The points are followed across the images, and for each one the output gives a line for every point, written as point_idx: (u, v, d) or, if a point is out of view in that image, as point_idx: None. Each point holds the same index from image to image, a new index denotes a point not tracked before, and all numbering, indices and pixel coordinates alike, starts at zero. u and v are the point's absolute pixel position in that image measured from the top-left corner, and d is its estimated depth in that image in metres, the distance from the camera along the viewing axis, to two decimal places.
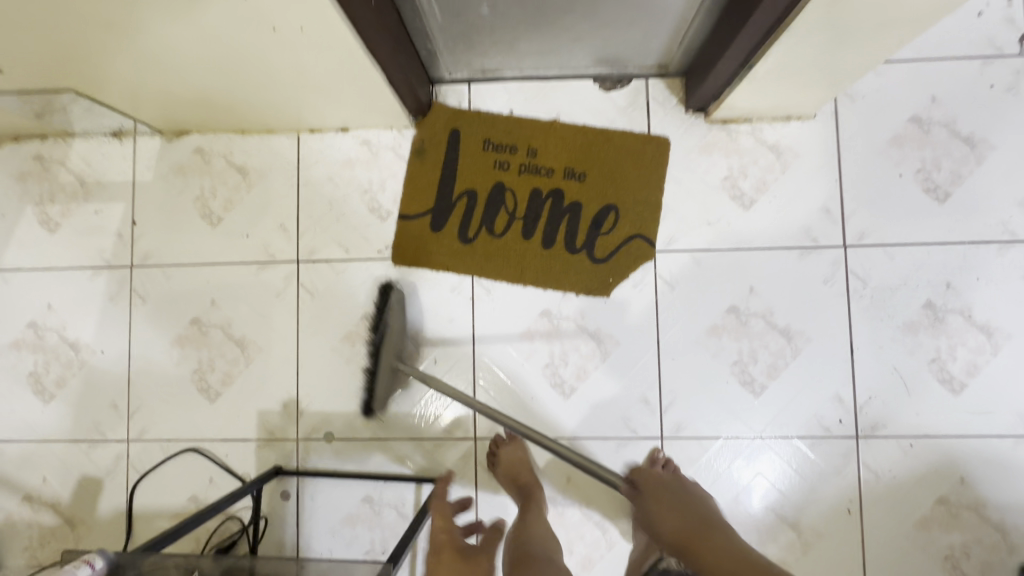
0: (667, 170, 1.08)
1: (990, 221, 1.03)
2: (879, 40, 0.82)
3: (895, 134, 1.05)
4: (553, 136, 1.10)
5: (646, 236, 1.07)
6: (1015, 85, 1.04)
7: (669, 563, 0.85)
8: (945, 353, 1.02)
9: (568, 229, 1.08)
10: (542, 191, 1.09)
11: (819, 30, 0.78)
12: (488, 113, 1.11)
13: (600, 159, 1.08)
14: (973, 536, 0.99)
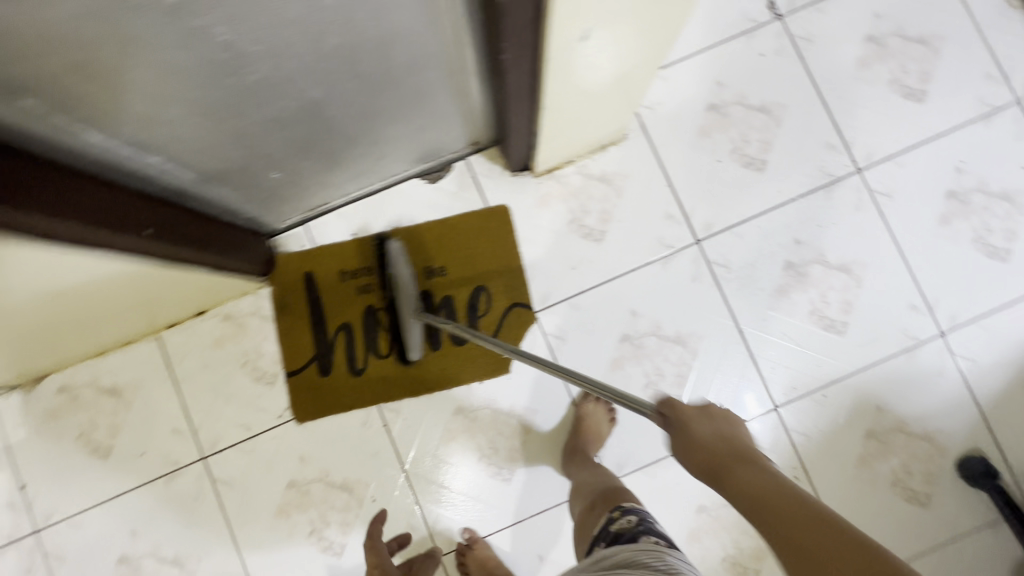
0: (517, 234, 1.11)
1: (808, 171, 1.11)
2: (634, 82, 0.86)
3: (701, 125, 1.12)
4: (402, 245, 1.12)
5: (522, 301, 1.10)
6: (782, 47, 1.13)
7: (624, 523, 0.79)
8: (819, 302, 1.08)
9: (448, 324, 1.10)
10: (411, 298, 1.11)
11: (574, 98, 0.82)
12: (333, 244, 1.12)
13: (453, 248, 1.11)
14: (907, 455, 1.06)
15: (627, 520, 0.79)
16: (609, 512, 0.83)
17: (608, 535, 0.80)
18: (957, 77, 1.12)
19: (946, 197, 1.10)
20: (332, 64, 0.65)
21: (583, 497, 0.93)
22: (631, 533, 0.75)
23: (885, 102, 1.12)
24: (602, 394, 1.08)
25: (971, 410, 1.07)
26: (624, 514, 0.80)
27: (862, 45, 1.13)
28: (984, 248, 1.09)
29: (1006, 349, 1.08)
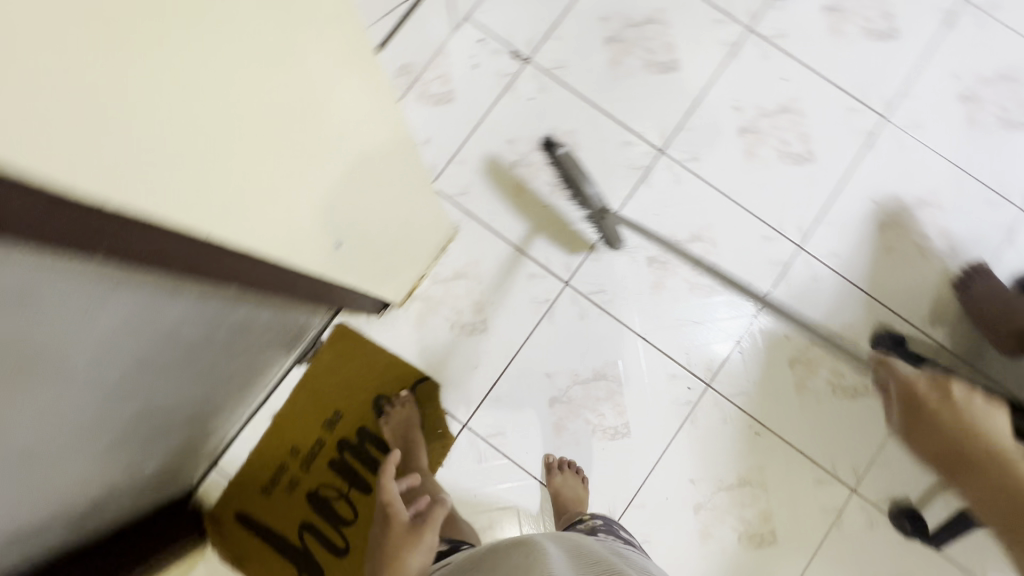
0: (372, 335, 1.14)
1: (622, 174, 1.19)
2: (423, 212, 0.91)
3: (515, 184, 1.19)
4: (299, 415, 1.11)
5: (411, 383, 1.13)
6: (543, 84, 1.22)
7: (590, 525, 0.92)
8: (692, 277, 1.17)
9: (376, 447, 1.10)
10: (335, 456, 1.10)
11: (379, 260, 0.85)
12: (240, 468, 1.10)
13: (333, 388, 1.12)
14: (830, 360, 1.15)
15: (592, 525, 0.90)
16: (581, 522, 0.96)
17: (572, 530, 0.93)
18: (693, 35, 1.24)
19: (740, 135, 1.21)
20: (131, 380, 0.65)
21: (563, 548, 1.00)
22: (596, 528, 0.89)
23: (650, 85, 1.22)
24: (566, 463, 1.08)
25: (857, 295, 1.17)
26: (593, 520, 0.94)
27: (606, 49, 1.23)
28: (791, 159, 1.20)
29: (854, 230, 1.19)
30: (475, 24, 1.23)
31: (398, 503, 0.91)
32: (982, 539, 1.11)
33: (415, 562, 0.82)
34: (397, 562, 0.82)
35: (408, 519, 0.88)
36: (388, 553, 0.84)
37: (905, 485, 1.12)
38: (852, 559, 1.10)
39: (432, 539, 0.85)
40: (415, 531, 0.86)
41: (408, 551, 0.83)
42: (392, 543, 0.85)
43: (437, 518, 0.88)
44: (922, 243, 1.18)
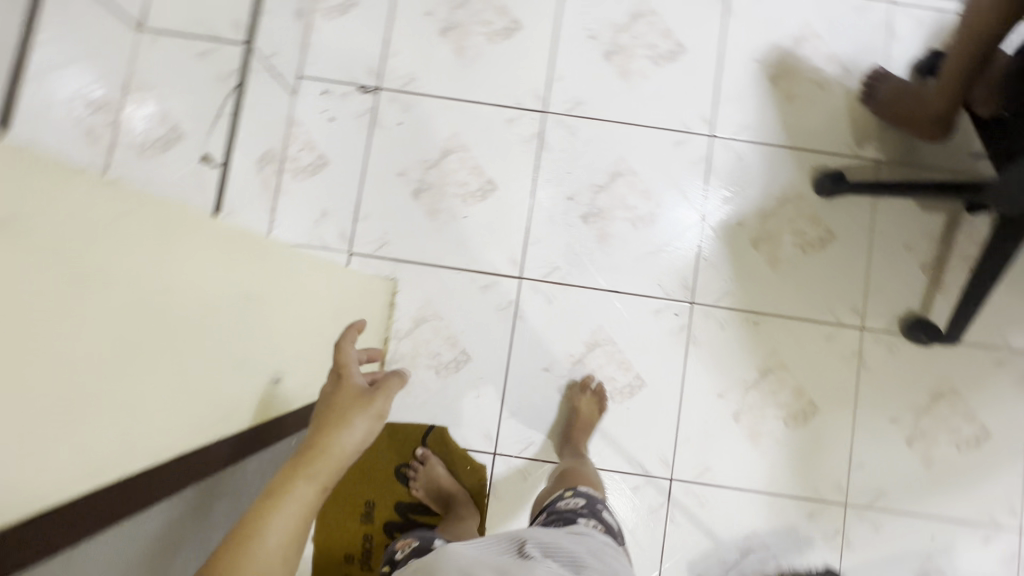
0: None
1: (520, 151, 1.16)
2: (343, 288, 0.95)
3: (425, 210, 1.15)
4: (333, 526, 1.09)
5: (422, 437, 1.11)
6: (404, 103, 1.17)
7: (571, 502, 0.87)
8: (629, 212, 1.16)
9: (421, 511, 1.10)
10: (389, 541, 1.09)
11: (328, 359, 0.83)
12: None
13: (354, 481, 1.10)
14: (786, 224, 1.15)
15: (573, 503, 0.87)
16: (563, 493, 0.93)
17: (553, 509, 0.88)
18: None
19: (608, 60, 1.18)
20: None
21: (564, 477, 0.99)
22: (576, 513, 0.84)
23: (503, 55, 1.18)
24: (596, 387, 1.10)
25: (783, 153, 1.17)
26: (575, 498, 0.88)
27: (444, 41, 1.19)
28: (665, 59, 1.18)
29: (752, 96, 1.18)
30: (310, 79, 1.17)
31: (350, 361, 0.73)
32: (991, 311, 1.15)
33: (360, 423, 0.66)
34: (341, 421, 0.65)
35: (359, 381, 0.71)
36: (332, 410, 0.67)
37: (905, 299, 1.14)
38: (890, 387, 1.13)
39: (381, 407, 0.68)
40: (365, 395, 0.69)
41: (354, 413, 0.66)
42: (336, 400, 0.68)
43: (394, 391, 0.71)
44: (817, 76, 1.18)
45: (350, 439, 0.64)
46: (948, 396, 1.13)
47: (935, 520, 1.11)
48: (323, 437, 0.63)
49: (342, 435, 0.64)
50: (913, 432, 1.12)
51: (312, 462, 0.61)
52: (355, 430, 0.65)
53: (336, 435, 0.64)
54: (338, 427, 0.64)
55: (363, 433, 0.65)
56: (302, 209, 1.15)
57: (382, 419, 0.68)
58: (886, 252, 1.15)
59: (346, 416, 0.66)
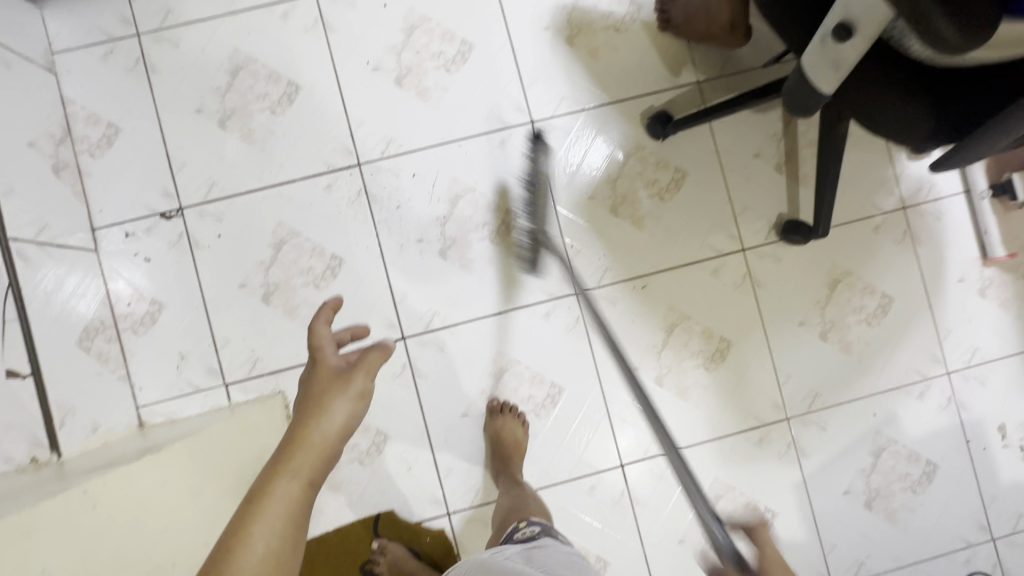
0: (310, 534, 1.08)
1: (351, 213, 1.10)
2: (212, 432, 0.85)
3: (282, 310, 1.09)
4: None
5: (373, 529, 1.08)
6: (214, 212, 1.09)
7: (528, 531, 0.89)
8: (483, 229, 1.11)
9: None
10: None
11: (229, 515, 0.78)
12: None
13: None
14: (637, 178, 1.12)
15: (530, 530, 0.89)
16: (514, 527, 0.92)
17: (508, 543, 0.89)
18: (282, 46, 1.10)
19: (401, 85, 1.11)
20: None
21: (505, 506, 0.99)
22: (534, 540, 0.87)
23: (294, 122, 1.10)
24: (506, 406, 1.08)
25: (607, 111, 1.13)
26: (529, 526, 0.91)
27: (228, 132, 1.09)
28: (457, 62, 1.12)
29: (556, 64, 1.12)
30: (107, 227, 1.07)
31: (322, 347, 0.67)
32: (853, 185, 1.15)
33: (343, 405, 0.60)
34: (319, 408, 0.60)
35: (336, 362, 0.64)
36: (309, 395, 0.61)
37: (773, 206, 1.14)
38: (790, 293, 1.14)
39: (364, 384, 0.62)
40: (341, 375, 0.63)
41: (333, 398, 0.61)
42: (312, 387, 0.61)
43: (375, 365, 0.64)
44: (611, 21, 1.13)
45: (332, 423, 0.59)
46: (844, 280, 1.14)
47: (872, 395, 1.14)
48: (303, 426, 0.58)
49: (321, 421, 0.59)
50: (824, 325, 1.13)
51: (296, 453, 0.56)
52: (335, 415, 0.60)
53: (316, 424, 0.58)
54: (317, 417, 0.59)
55: (346, 416, 0.60)
56: (158, 361, 1.07)
57: (365, 396, 0.62)
58: (739, 168, 1.14)
59: (324, 402, 0.60)
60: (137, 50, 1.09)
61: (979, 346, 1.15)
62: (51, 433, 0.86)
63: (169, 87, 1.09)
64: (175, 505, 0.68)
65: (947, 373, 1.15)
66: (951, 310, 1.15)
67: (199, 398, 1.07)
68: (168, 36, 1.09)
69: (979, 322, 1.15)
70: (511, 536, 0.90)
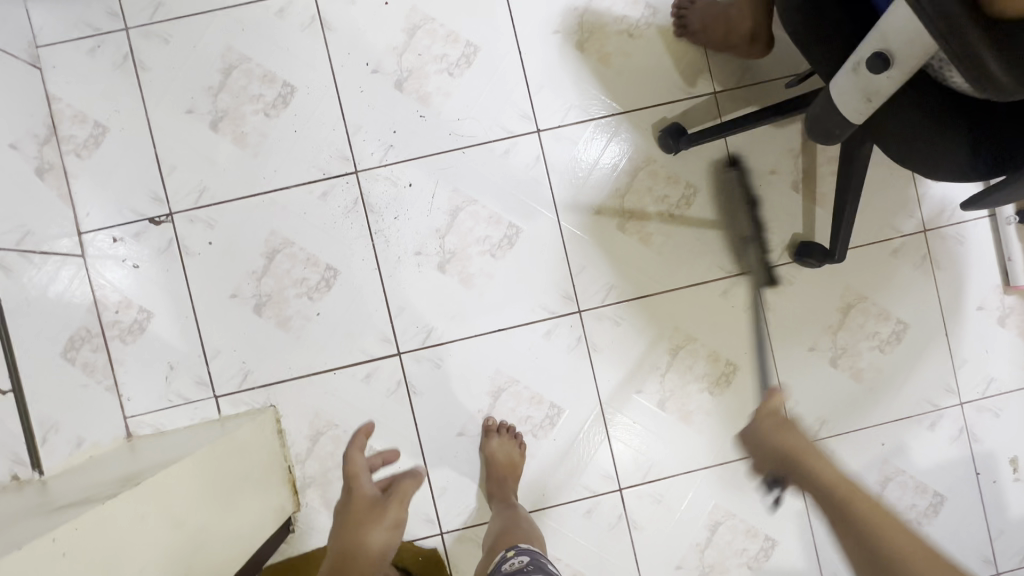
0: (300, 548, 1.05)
1: (347, 223, 1.06)
2: (219, 447, 0.86)
3: (274, 321, 1.05)
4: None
5: None
6: (205, 219, 1.05)
7: (516, 561, 0.83)
8: (484, 242, 1.06)
9: None
10: None
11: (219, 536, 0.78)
12: None
13: None
14: (646, 193, 1.08)
15: (519, 560, 0.83)
16: (505, 552, 0.87)
17: (497, 573, 0.83)
18: (277, 45, 1.05)
19: (401, 89, 1.06)
20: None
21: (495, 530, 0.95)
22: (521, 572, 0.80)
23: (289, 127, 1.05)
24: (503, 426, 1.05)
25: (618, 121, 1.07)
26: (517, 555, 0.85)
27: (220, 135, 1.04)
28: (461, 66, 1.06)
29: (565, 71, 1.07)
30: (94, 231, 1.04)
31: (363, 479, 0.98)
32: (872, 204, 1.10)
33: (378, 536, 0.93)
34: (363, 540, 0.92)
35: (374, 493, 0.97)
36: (355, 523, 0.94)
37: (787, 226, 1.09)
38: (801, 317, 1.09)
39: (395, 517, 0.95)
40: (379, 504, 0.96)
41: (371, 532, 0.93)
42: (355, 523, 0.93)
43: (405, 491, 0.99)
44: (624, 25, 1.07)
45: (370, 551, 0.92)
46: (858, 305, 1.10)
47: (881, 424, 1.10)
48: (350, 553, 0.91)
49: (365, 548, 0.92)
50: (835, 351, 1.09)
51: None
52: (372, 542, 0.92)
53: (361, 549, 0.91)
54: (362, 541, 0.92)
55: (383, 541, 0.93)
56: (147, 371, 1.04)
57: (395, 526, 0.95)
58: (754, 184, 1.09)
59: (366, 533, 0.93)
60: (126, 46, 1.04)
61: (995, 377, 1.11)
62: (32, 450, 0.84)
63: (159, 85, 1.04)
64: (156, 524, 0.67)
65: (960, 404, 1.11)
66: (968, 339, 1.10)
67: (188, 410, 1.05)
68: (158, 32, 1.04)
69: (996, 352, 1.11)
70: (500, 569, 0.84)
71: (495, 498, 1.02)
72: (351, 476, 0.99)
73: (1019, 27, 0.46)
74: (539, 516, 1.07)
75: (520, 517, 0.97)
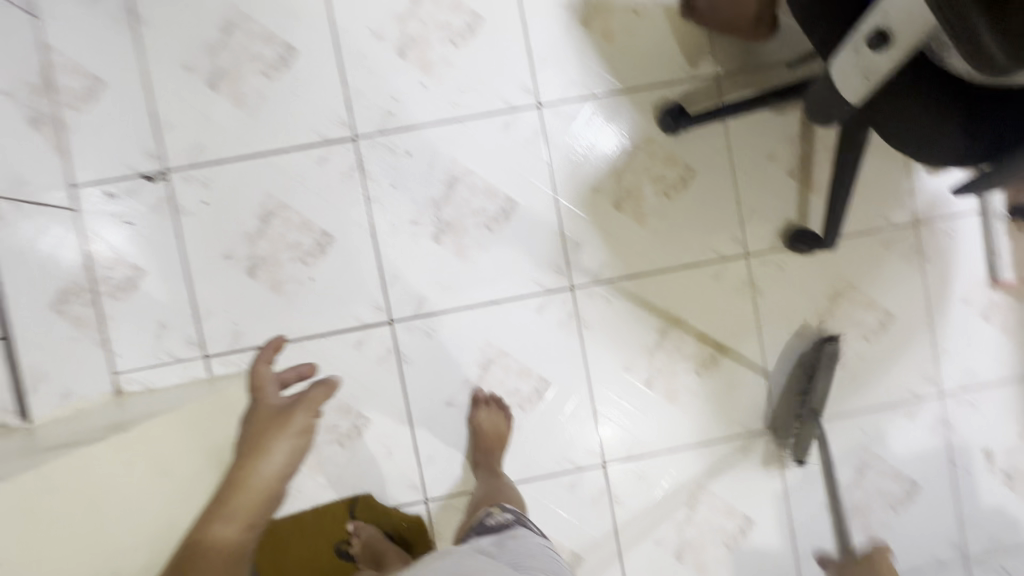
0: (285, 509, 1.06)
1: (343, 188, 1.05)
2: (211, 402, 0.86)
3: (267, 284, 1.05)
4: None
5: (356, 503, 1.07)
6: (201, 178, 1.04)
7: (497, 517, 0.87)
8: (480, 214, 1.06)
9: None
10: None
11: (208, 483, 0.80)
12: None
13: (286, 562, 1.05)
14: (643, 173, 1.08)
15: (503, 517, 0.86)
16: (489, 509, 0.90)
17: (479, 527, 0.87)
18: (279, 5, 1.04)
19: (404, 56, 1.05)
20: None
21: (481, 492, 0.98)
22: (502, 527, 0.84)
23: (289, 89, 1.04)
24: (491, 398, 1.06)
25: (620, 99, 1.07)
26: (500, 512, 0.88)
27: (219, 94, 1.03)
28: (464, 36, 1.05)
29: (569, 46, 1.06)
30: (88, 185, 1.03)
31: (268, 390, 0.82)
32: (867, 194, 1.11)
33: (280, 446, 0.74)
34: (263, 448, 0.74)
35: (281, 400, 0.80)
36: (254, 436, 0.75)
37: (780, 212, 1.10)
38: (790, 302, 1.11)
39: (301, 422, 0.77)
40: (284, 414, 0.78)
41: (279, 436, 0.75)
42: (256, 428, 0.76)
43: (316, 400, 0.79)
44: (630, 3, 1.06)
45: (270, 463, 0.73)
46: (846, 293, 1.11)
47: (861, 411, 1.12)
48: (247, 469, 0.72)
49: (263, 464, 0.73)
50: (821, 338, 1.11)
51: (236, 497, 0.69)
52: (273, 453, 0.74)
53: (260, 460, 0.73)
54: (261, 453, 0.74)
55: (287, 451, 0.75)
56: (137, 328, 1.04)
57: (305, 432, 0.77)
58: (751, 169, 1.09)
59: (267, 444, 0.74)
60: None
61: (975, 370, 1.13)
62: (20, 399, 0.83)
63: (157, 40, 1.03)
64: (134, 485, 0.66)
65: (939, 394, 1.13)
66: (952, 331, 1.12)
67: (178, 369, 1.05)
68: None
69: (978, 345, 1.13)
70: (484, 523, 0.87)
71: (481, 466, 1.04)
72: (256, 389, 0.83)
73: (1019, 9, 0.46)
74: (523, 487, 1.09)
75: (505, 484, 0.99)
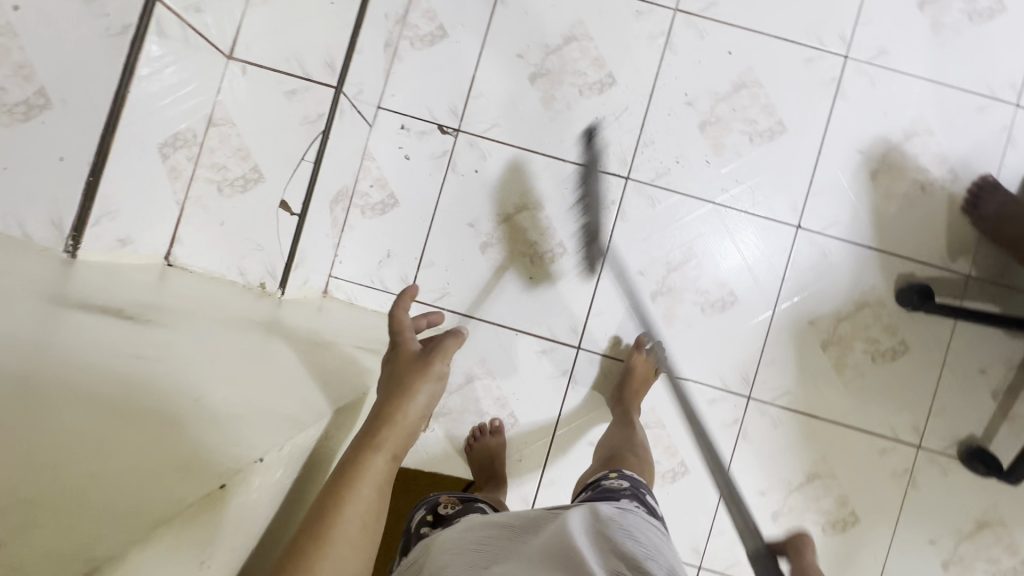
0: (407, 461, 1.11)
1: (596, 217, 1.12)
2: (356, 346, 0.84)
3: (491, 264, 1.12)
4: None
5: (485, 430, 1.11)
6: (482, 150, 1.12)
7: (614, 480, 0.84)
8: (700, 295, 1.11)
9: None
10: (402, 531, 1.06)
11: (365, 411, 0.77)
12: None
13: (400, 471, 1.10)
14: (860, 329, 1.11)
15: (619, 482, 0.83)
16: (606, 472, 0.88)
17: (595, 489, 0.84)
18: (620, 38, 1.11)
19: (702, 130, 1.11)
20: None
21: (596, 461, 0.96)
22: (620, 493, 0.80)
23: (593, 111, 1.12)
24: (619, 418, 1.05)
25: (870, 255, 1.11)
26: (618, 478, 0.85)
27: (534, 88, 1.12)
28: (763, 137, 1.11)
29: (848, 189, 1.11)
30: (390, 111, 1.12)
31: (409, 332, 0.71)
32: None
33: (423, 390, 0.63)
34: (406, 389, 0.63)
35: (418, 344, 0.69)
36: (396, 377, 0.64)
37: (968, 423, 1.11)
38: (938, 509, 1.11)
39: (440, 370, 0.65)
40: (421, 357, 0.66)
41: (417, 382, 0.63)
42: (398, 369, 0.65)
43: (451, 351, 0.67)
44: (921, 177, 1.11)
45: (413, 409, 0.62)
46: (993, 526, 1.11)
47: None
48: (391, 408, 0.62)
49: (406, 406, 0.62)
50: (951, 556, 1.11)
51: (384, 434, 0.60)
52: (417, 398, 0.63)
53: (400, 406, 0.62)
54: (402, 397, 0.62)
55: (428, 401, 0.64)
56: (368, 247, 1.12)
57: (442, 380, 0.65)
58: (959, 373, 1.11)
59: (408, 384, 0.63)
60: None
61: None
62: (284, 270, 0.95)
63: (507, 20, 1.12)
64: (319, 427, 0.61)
65: None
66: None
67: (382, 297, 1.12)
68: None
69: None
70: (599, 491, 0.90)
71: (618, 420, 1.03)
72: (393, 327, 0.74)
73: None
74: None
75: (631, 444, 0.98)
